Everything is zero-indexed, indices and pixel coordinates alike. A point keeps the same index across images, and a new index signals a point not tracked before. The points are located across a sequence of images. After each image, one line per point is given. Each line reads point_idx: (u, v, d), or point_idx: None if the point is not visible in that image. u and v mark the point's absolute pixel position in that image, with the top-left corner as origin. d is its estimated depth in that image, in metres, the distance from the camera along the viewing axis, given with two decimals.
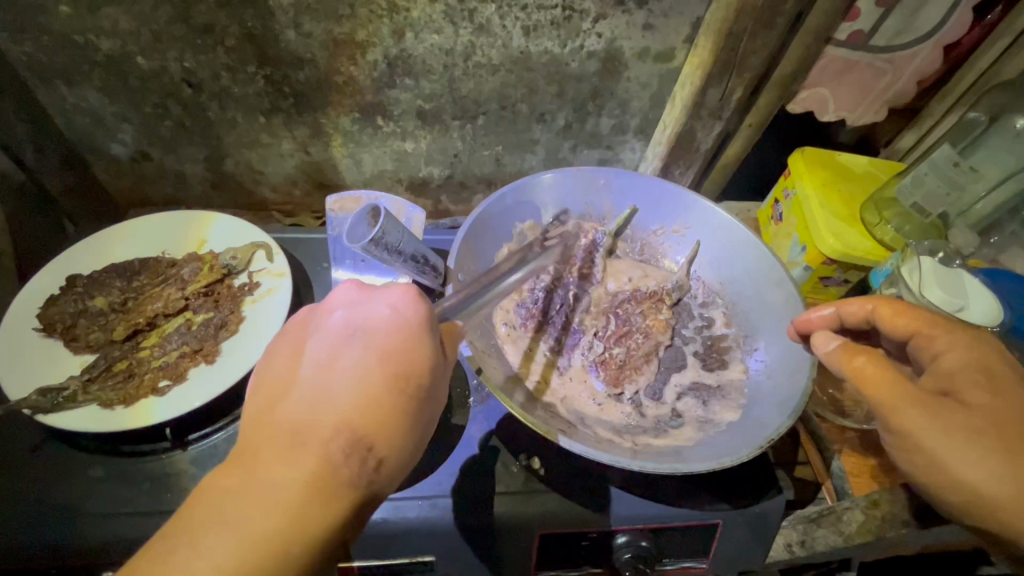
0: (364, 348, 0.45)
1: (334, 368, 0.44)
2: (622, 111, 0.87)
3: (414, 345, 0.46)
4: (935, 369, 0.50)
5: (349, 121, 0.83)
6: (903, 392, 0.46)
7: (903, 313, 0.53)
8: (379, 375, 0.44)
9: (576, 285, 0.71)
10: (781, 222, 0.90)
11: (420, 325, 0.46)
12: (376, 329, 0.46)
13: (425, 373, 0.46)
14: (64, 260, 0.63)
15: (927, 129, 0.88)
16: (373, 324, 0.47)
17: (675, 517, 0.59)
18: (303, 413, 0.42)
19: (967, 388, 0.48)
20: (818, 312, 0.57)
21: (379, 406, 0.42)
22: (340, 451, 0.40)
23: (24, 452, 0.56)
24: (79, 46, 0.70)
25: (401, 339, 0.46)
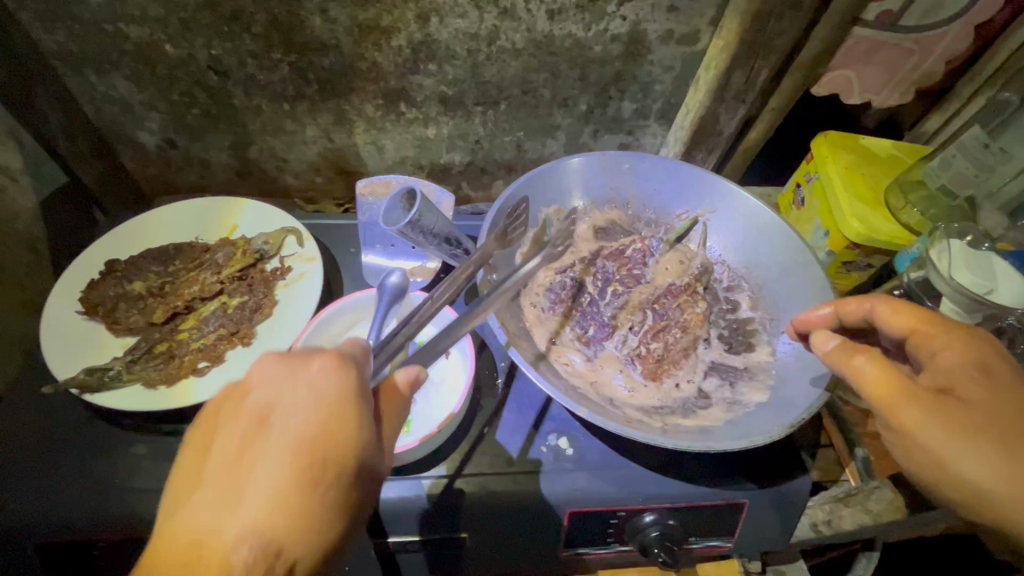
0: (282, 435, 0.40)
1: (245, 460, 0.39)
2: (644, 96, 0.87)
3: (338, 425, 0.41)
4: (933, 367, 0.51)
5: (372, 107, 0.84)
6: (899, 392, 0.48)
7: (898, 310, 0.54)
8: (298, 465, 0.39)
9: (612, 275, 0.70)
10: (803, 207, 0.90)
11: (341, 399, 0.41)
12: (297, 408, 0.41)
13: (345, 450, 0.40)
14: (102, 245, 0.64)
15: (954, 112, 0.87)
16: (293, 404, 0.41)
17: (701, 496, 0.60)
18: (206, 515, 0.37)
19: (964, 384, 0.49)
20: (815, 312, 0.58)
21: (292, 506, 0.38)
22: (245, 559, 0.36)
23: (70, 431, 0.58)
24: (108, 34, 0.71)
25: (317, 420, 0.40)
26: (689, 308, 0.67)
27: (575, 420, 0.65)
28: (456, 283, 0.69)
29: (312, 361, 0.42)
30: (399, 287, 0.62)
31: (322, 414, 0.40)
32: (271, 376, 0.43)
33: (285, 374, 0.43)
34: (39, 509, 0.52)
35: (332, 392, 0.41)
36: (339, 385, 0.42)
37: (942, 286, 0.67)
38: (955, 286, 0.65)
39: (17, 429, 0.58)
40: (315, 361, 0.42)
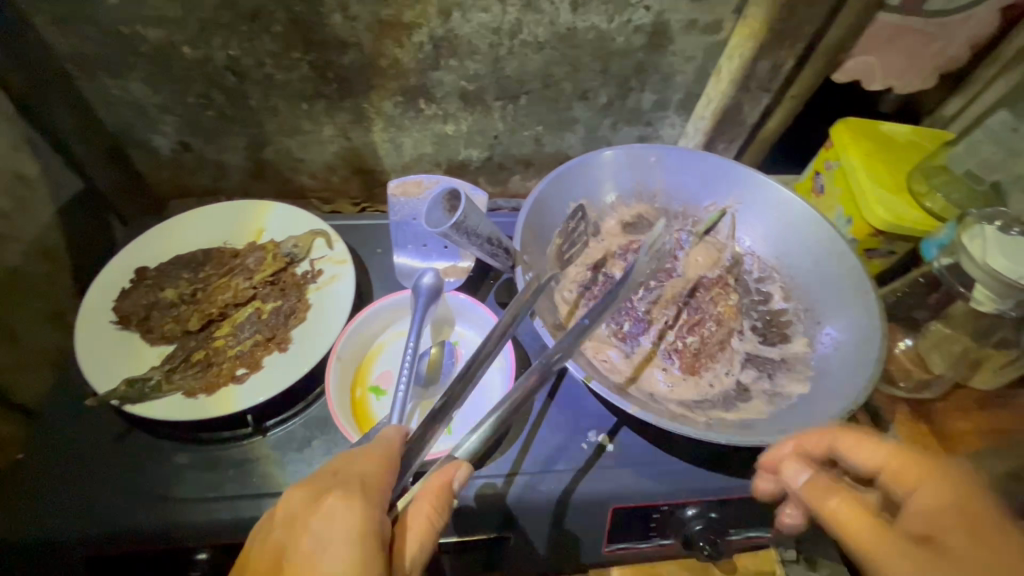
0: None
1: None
2: (664, 87, 0.86)
3: (358, 568, 0.39)
4: (910, 512, 0.40)
5: (391, 105, 0.82)
6: (885, 540, 0.38)
7: (866, 443, 0.46)
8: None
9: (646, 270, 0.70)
10: (824, 195, 0.90)
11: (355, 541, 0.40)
12: (315, 555, 0.39)
13: None
14: (130, 253, 0.63)
15: (973, 95, 0.87)
16: (313, 554, 0.39)
17: (742, 488, 0.60)
18: None
19: (948, 530, 0.38)
20: (777, 448, 0.51)
21: None
22: None
23: (108, 442, 0.57)
24: (125, 36, 0.70)
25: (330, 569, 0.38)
26: (720, 302, 0.68)
27: (613, 416, 0.65)
28: (484, 283, 0.69)
29: (327, 499, 0.41)
30: (433, 288, 0.63)
31: (341, 559, 0.39)
32: (292, 518, 0.42)
33: (307, 513, 0.41)
34: (84, 523, 0.52)
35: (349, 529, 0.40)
36: (356, 523, 0.40)
37: (976, 271, 0.67)
38: (989, 272, 0.65)
39: (55, 442, 0.57)
40: (330, 499, 0.41)
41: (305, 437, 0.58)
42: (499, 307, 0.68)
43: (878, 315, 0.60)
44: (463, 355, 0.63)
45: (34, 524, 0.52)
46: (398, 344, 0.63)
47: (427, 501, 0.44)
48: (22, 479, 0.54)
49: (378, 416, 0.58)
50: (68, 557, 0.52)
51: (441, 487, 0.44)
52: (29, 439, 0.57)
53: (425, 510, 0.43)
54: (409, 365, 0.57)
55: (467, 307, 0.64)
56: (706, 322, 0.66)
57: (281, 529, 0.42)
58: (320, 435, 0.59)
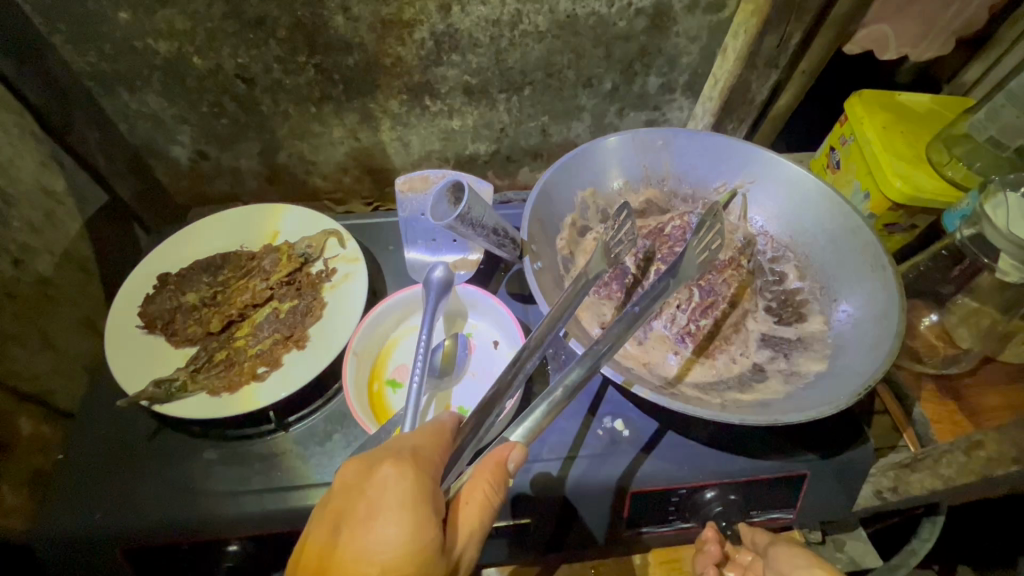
0: (362, 549, 0.40)
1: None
2: (670, 69, 0.85)
3: (413, 533, 0.41)
4: None
5: (397, 103, 0.83)
6: None
7: None
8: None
9: (658, 255, 0.70)
10: (840, 170, 0.88)
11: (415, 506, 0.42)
12: (372, 519, 0.42)
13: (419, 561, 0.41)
14: (153, 260, 0.66)
15: (996, 58, 0.83)
16: (369, 519, 0.41)
17: (763, 469, 0.59)
18: None
19: None
20: None
21: None
22: None
23: (143, 440, 0.60)
24: (138, 51, 0.72)
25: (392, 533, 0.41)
26: (732, 283, 0.68)
27: (628, 402, 0.65)
28: (496, 274, 0.70)
29: (381, 468, 0.43)
30: (444, 281, 0.64)
31: (398, 523, 0.41)
32: (347, 487, 0.44)
33: (365, 482, 0.43)
34: (122, 518, 0.54)
35: (403, 498, 0.42)
36: (411, 494, 0.42)
37: (999, 241, 0.65)
38: (1014, 241, 0.63)
39: (93, 442, 0.60)
40: (384, 468, 0.43)
41: (326, 431, 0.60)
42: (510, 298, 0.68)
43: (897, 288, 0.58)
44: (476, 346, 0.64)
45: (76, 519, 0.54)
46: (413, 337, 0.64)
47: (483, 478, 0.45)
48: (63, 477, 0.57)
49: (396, 408, 0.59)
50: (109, 550, 0.54)
51: (498, 465, 0.45)
52: (70, 439, 0.60)
53: (483, 487, 0.45)
54: (422, 357, 0.58)
55: (478, 299, 0.65)
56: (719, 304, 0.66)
57: (337, 492, 0.44)
58: (341, 429, 0.60)
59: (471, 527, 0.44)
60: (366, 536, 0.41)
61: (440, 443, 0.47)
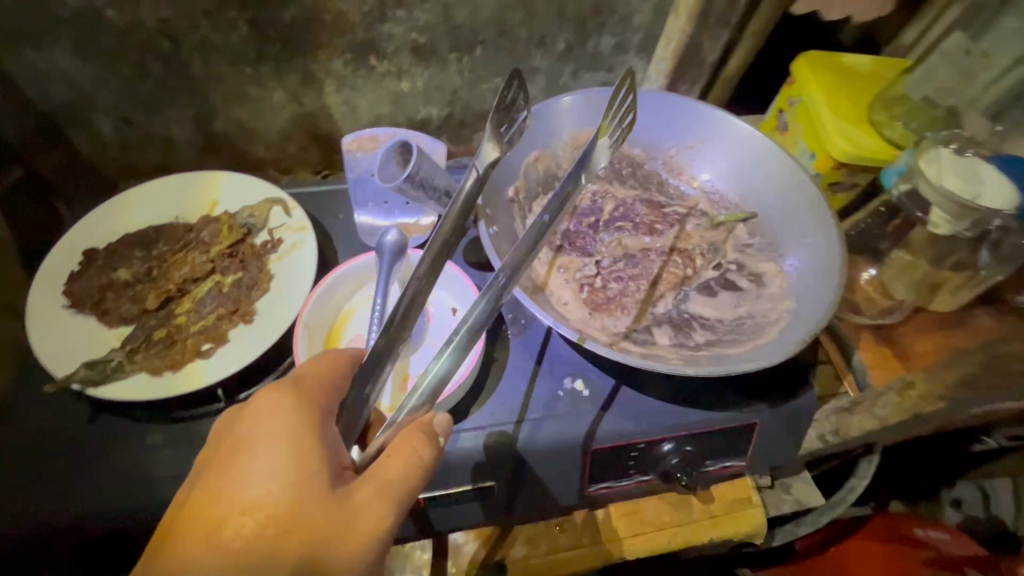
0: (239, 482, 0.39)
1: (196, 513, 0.38)
2: (623, 29, 0.84)
3: (288, 451, 0.40)
4: None
5: (341, 64, 0.79)
6: None
7: None
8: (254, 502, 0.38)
9: (613, 218, 0.70)
10: (787, 132, 0.90)
11: (290, 428, 0.40)
12: (248, 447, 0.40)
13: (298, 483, 0.39)
14: (77, 234, 0.61)
15: (931, 20, 0.86)
16: (244, 450, 0.40)
17: (717, 420, 0.62)
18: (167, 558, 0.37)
19: None
20: None
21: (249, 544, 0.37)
22: None
23: (79, 428, 0.56)
24: (41, 2, 0.65)
25: (267, 458, 0.39)
26: (685, 242, 0.69)
27: (588, 363, 0.65)
28: (451, 240, 0.68)
29: (260, 397, 0.42)
30: (397, 245, 0.61)
31: (274, 446, 0.40)
32: (228, 429, 0.43)
33: (242, 417, 0.42)
34: (61, 508, 0.51)
35: (279, 423, 0.41)
36: (289, 417, 0.41)
37: (930, 194, 0.68)
38: (943, 194, 0.67)
39: (21, 434, 0.56)
40: (263, 397, 0.42)
41: None
42: (467, 265, 0.67)
43: (839, 242, 0.61)
44: (434, 314, 0.63)
45: (8, 514, 0.51)
46: (369, 307, 0.62)
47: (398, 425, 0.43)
48: None
49: None
50: (49, 543, 0.51)
51: (420, 417, 0.44)
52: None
53: (398, 432, 0.42)
54: (377, 325, 0.56)
55: None
56: (674, 261, 0.67)
57: (218, 438, 0.43)
58: None
59: (377, 466, 0.41)
60: (240, 466, 0.40)
61: (327, 372, 0.46)
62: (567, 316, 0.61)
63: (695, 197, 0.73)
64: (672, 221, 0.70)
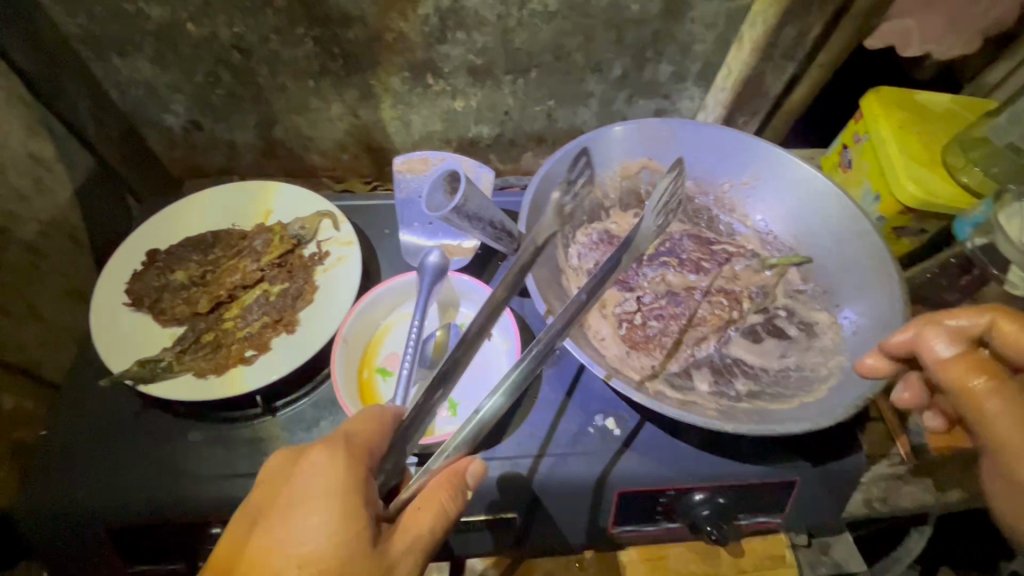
0: (285, 538, 0.40)
1: (243, 561, 0.40)
2: (683, 57, 0.82)
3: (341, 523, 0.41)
4: None
5: (398, 81, 0.81)
6: None
7: None
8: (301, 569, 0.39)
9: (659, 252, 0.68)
10: (851, 169, 0.86)
11: (339, 492, 0.41)
12: (297, 504, 0.41)
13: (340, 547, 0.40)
14: (141, 235, 0.64)
15: (1021, 61, 0.80)
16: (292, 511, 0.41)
17: (754, 474, 0.59)
18: None
19: None
20: None
21: None
22: None
23: (127, 419, 0.59)
24: (130, 15, 0.69)
25: (314, 519, 0.40)
26: (732, 283, 0.66)
27: (620, 399, 0.64)
28: (491, 262, 0.68)
29: (312, 455, 0.43)
30: (439, 266, 0.62)
31: (322, 510, 0.41)
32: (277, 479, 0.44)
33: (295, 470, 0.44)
34: (104, 495, 0.54)
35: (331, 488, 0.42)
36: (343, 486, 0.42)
37: (1010, 253, 0.63)
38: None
39: (74, 420, 0.59)
40: (315, 454, 0.43)
41: (313, 418, 0.59)
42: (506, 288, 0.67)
43: (901, 300, 0.57)
44: None
45: (57, 495, 0.54)
46: (405, 326, 0.63)
47: (440, 482, 0.44)
48: (44, 455, 0.57)
49: (384, 397, 0.58)
50: (89, 528, 0.54)
51: (454, 473, 0.45)
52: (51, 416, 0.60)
53: (440, 491, 0.44)
54: (413, 347, 0.57)
55: (472, 290, 0.63)
56: (719, 302, 0.65)
57: (270, 482, 0.44)
58: (328, 415, 0.59)
59: (414, 530, 0.42)
60: (287, 522, 0.41)
61: (377, 431, 0.46)
62: (603, 352, 0.60)
63: (747, 235, 0.71)
64: (719, 259, 0.68)
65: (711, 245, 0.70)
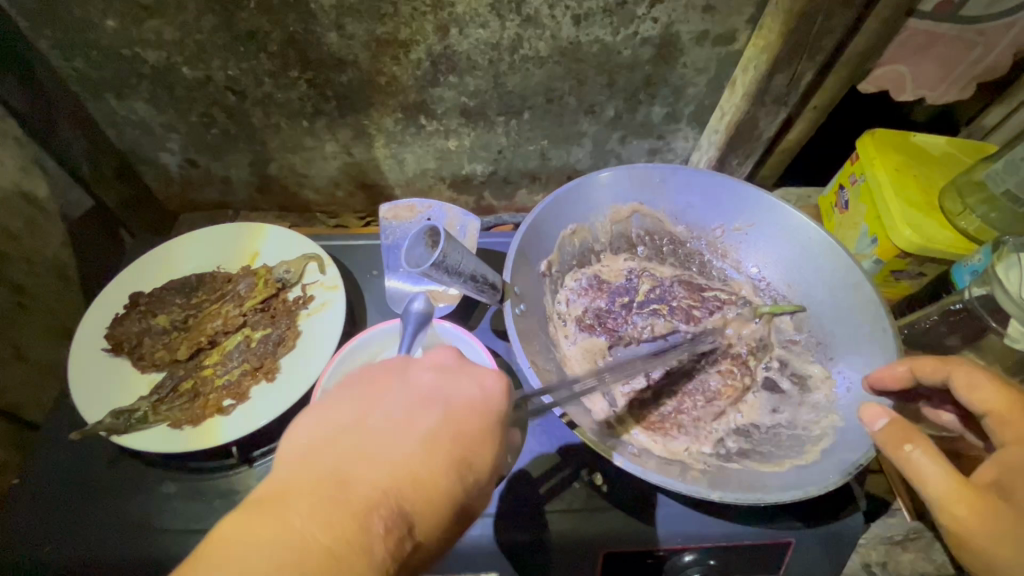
0: (410, 424, 0.42)
1: (366, 435, 0.41)
2: (675, 99, 0.82)
3: (433, 473, 0.40)
4: None
5: (392, 121, 0.81)
6: None
7: None
8: (379, 493, 0.38)
9: (651, 301, 0.68)
10: (847, 211, 0.84)
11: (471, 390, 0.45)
12: (424, 396, 0.44)
13: (474, 434, 0.43)
14: (125, 277, 0.64)
15: (1016, 105, 0.79)
16: (399, 429, 0.42)
17: (745, 535, 0.56)
18: (342, 465, 0.39)
19: None
20: None
21: (430, 476, 0.40)
22: (382, 526, 0.37)
23: (101, 467, 0.58)
24: (125, 59, 0.70)
25: (440, 414, 0.43)
26: (722, 333, 0.65)
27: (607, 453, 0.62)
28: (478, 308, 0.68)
29: (437, 358, 0.47)
30: (423, 314, 0.58)
31: (454, 401, 0.44)
32: (396, 388, 0.45)
33: (416, 367, 0.47)
34: (72, 550, 0.53)
35: (442, 434, 0.42)
36: (450, 443, 0.42)
37: (1011, 306, 0.61)
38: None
39: (47, 467, 0.58)
40: (444, 354, 0.48)
41: None
42: (492, 334, 0.67)
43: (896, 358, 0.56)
44: None
45: (27, 546, 0.53)
46: None
47: None
48: (14, 505, 0.55)
49: None
50: None
51: None
52: (24, 464, 0.59)
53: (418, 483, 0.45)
54: None
55: (455, 338, 0.62)
56: (724, 365, 0.63)
57: (382, 371, 0.47)
58: None
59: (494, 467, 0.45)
60: (412, 409, 0.43)
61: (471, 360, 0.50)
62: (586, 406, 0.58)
63: (740, 282, 0.70)
64: (711, 307, 0.68)
65: (703, 292, 0.69)
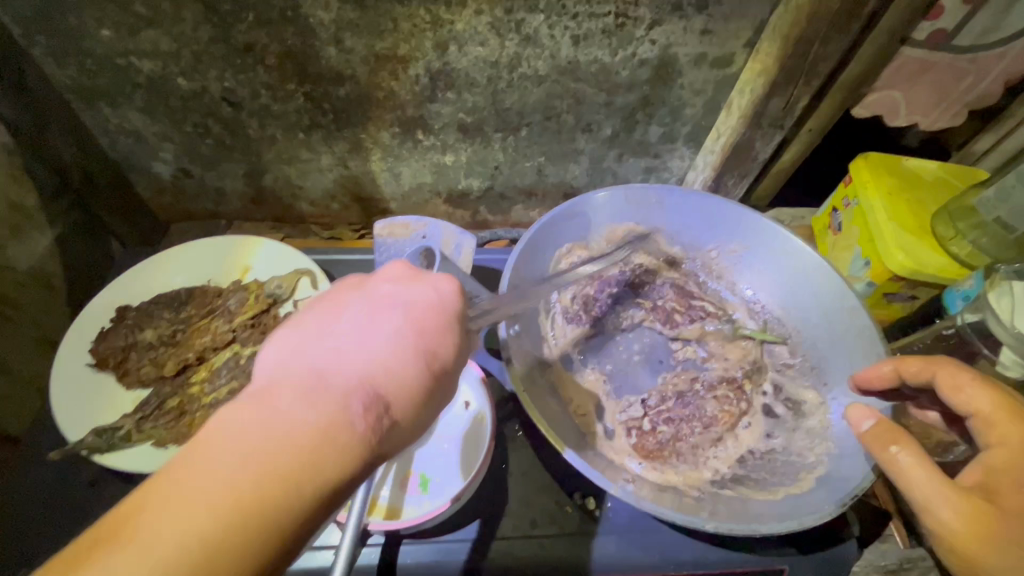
0: (373, 328, 0.40)
1: (326, 344, 0.39)
2: (672, 119, 0.82)
3: (407, 373, 0.38)
4: None
5: (389, 135, 0.81)
6: None
7: None
8: (349, 389, 0.36)
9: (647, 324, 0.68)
10: (841, 233, 0.85)
11: (434, 295, 0.43)
12: (384, 304, 0.42)
13: (440, 332, 0.41)
14: (112, 289, 0.63)
15: (1006, 132, 0.80)
16: (369, 334, 0.40)
17: (738, 562, 0.56)
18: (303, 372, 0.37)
19: None
20: None
21: (398, 372, 0.38)
22: (353, 421, 0.35)
23: (83, 487, 0.56)
24: (120, 68, 0.69)
25: (403, 316, 0.41)
26: (699, 344, 0.67)
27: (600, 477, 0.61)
28: None
29: (393, 271, 0.45)
30: None
31: (415, 305, 0.42)
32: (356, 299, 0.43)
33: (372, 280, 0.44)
34: None
35: (407, 335, 0.40)
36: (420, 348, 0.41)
37: (1004, 334, 0.61)
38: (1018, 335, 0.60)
39: (26, 485, 0.57)
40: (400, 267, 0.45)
41: None
42: (487, 352, 0.66)
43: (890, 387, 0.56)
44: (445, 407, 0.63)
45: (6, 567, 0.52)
46: None
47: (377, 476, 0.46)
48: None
49: None
50: None
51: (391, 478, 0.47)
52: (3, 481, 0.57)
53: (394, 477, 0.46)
54: None
55: None
56: (725, 395, 0.63)
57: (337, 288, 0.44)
58: None
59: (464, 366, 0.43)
60: (371, 317, 0.41)
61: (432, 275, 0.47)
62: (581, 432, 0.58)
63: (735, 304, 0.70)
64: (694, 316, 0.69)
65: (691, 299, 0.70)
